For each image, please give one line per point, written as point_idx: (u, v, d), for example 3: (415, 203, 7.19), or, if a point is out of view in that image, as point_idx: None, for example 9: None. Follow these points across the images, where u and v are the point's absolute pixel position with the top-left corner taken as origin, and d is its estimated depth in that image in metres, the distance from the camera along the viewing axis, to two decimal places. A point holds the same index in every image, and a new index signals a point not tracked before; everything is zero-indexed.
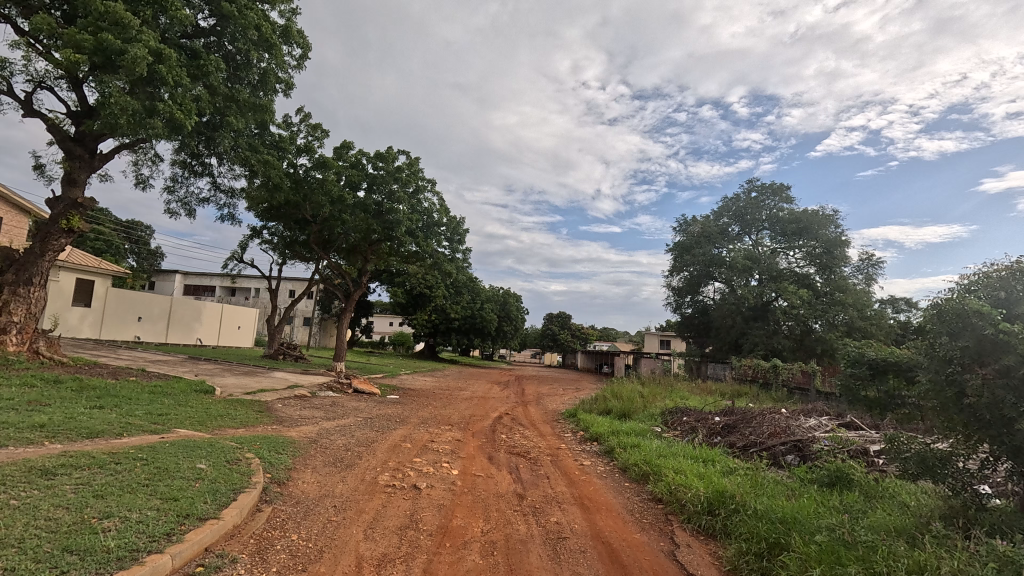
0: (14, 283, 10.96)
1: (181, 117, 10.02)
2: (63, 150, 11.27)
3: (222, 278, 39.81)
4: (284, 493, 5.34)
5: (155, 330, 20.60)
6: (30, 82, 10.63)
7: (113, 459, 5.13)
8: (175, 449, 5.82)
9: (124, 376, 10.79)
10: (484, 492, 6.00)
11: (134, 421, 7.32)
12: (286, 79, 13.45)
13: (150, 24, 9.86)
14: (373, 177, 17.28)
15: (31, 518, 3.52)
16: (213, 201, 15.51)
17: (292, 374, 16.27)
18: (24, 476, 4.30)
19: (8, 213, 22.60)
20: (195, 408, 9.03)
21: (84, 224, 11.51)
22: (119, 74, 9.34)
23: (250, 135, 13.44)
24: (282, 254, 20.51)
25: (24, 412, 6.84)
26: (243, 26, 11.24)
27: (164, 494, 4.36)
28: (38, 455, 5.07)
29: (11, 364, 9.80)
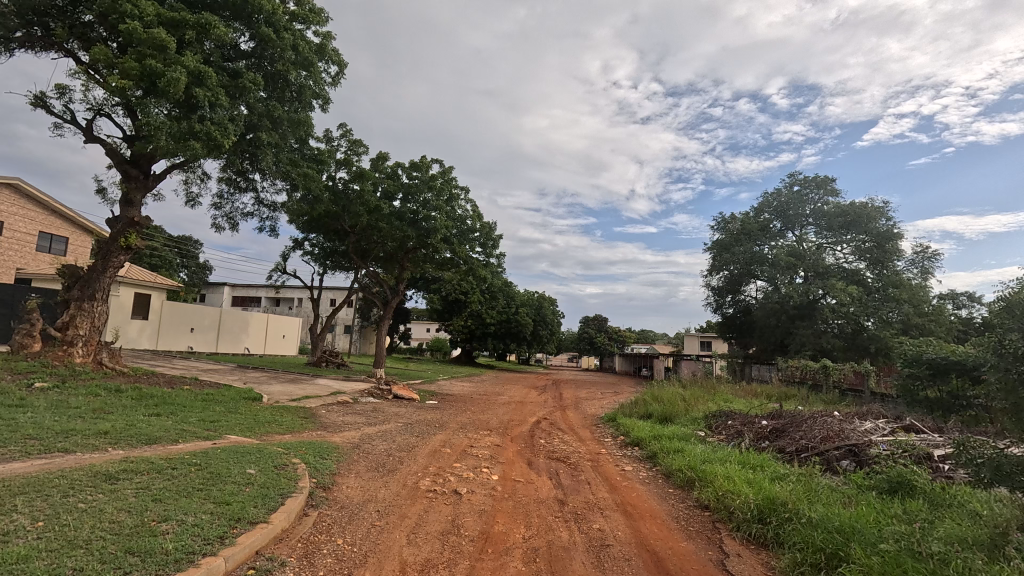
0: (80, 299, 11.69)
1: (219, 136, 10.47)
2: (120, 172, 11.96)
3: (267, 289, 41.46)
4: (329, 498, 5.46)
5: (205, 340, 21.56)
6: (90, 110, 11.36)
7: (170, 464, 5.38)
8: (227, 455, 6.06)
9: (178, 385, 11.30)
10: (524, 498, 5.97)
11: (190, 427, 7.68)
12: (323, 95, 13.91)
13: (191, 47, 10.35)
14: (408, 186, 17.62)
15: (97, 521, 3.72)
16: (257, 215, 16.15)
17: (335, 381, 16.70)
18: (90, 480, 4.56)
19: (73, 233, 24.23)
20: (244, 414, 9.40)
21: (140, 241, 12.17)
22: (162, 97, 9.82)
23: (290, 150, 13.97)
24: (322, 265, 21.12)
25: (90, 419, 7.30)
26: (281, 47, 11.69)
27: (217, 498, 4.52)
28: (104, 460, 5.38)
29: (78, 375, 10.43)
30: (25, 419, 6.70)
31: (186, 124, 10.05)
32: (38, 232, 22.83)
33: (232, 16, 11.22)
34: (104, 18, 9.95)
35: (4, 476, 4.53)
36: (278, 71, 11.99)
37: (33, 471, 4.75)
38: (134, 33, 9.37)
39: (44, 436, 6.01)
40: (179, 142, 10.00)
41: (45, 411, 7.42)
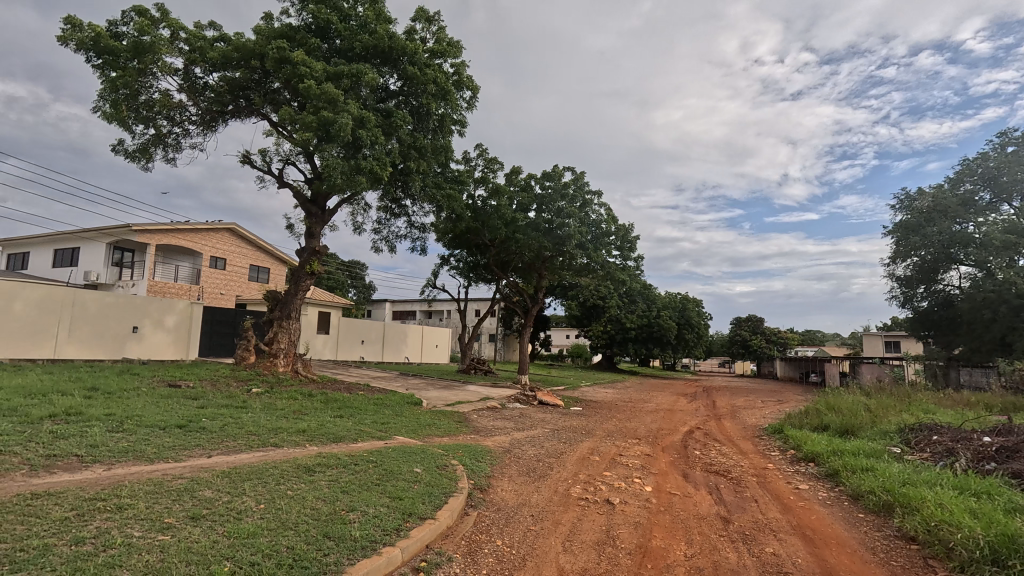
0: (279, 318, 14.01)
1: (379, 169, 11.81)
2: (304, 210, 14.14)
3: (421, 303, 45.52)
4: (486, 499, 5.73)
5: (373, 350, 24.34)
6: (281, 161, 13.64)
7: (353, 460, 6.12)
8: (397, 455, 6.72)
9: (355, 391, 12.87)
10: (682, 512, 5.61)
11: (365, 428, 8.70)
12: (461, 120, 14.92)
13: (352, 95, 11.88)
14: (542, 197, 18.00)
15: (302, 506, 4.37)
16: (410, 236, 17.84)
17: (483, 388, 17.62)
18: (295, 471, 5.38)
19: (273, 264, 29.27)
20: (408, 418, 10.36)
21: (321, 267, 14.22)
22: (333, 142, 11.39)
23: (435, 175, 15.21)
24: (467, 278, 22.54)
25: (292, 419, 8.68)
26: (423, 82, 12.82)
27: (392, 493, 5.01)
28: (304, 455, 6.33)
29: (281, 382, 12.49)
30: (247, 418, 8.21)
31: (351, 163, 11.53)
32: (249, 265, 28.03)
33: (382, 62, 12.62)
34: (288, 83, 11.89)
35: (235, 465, 5.57)
36: (422, 105, 13.18)
37: (254, 461, 5.77)
38: (310, 91, 11.04)
39: (260, 432, 7.30)
40: (347, 179, 11.51)
41: (260, 412, 8.99)
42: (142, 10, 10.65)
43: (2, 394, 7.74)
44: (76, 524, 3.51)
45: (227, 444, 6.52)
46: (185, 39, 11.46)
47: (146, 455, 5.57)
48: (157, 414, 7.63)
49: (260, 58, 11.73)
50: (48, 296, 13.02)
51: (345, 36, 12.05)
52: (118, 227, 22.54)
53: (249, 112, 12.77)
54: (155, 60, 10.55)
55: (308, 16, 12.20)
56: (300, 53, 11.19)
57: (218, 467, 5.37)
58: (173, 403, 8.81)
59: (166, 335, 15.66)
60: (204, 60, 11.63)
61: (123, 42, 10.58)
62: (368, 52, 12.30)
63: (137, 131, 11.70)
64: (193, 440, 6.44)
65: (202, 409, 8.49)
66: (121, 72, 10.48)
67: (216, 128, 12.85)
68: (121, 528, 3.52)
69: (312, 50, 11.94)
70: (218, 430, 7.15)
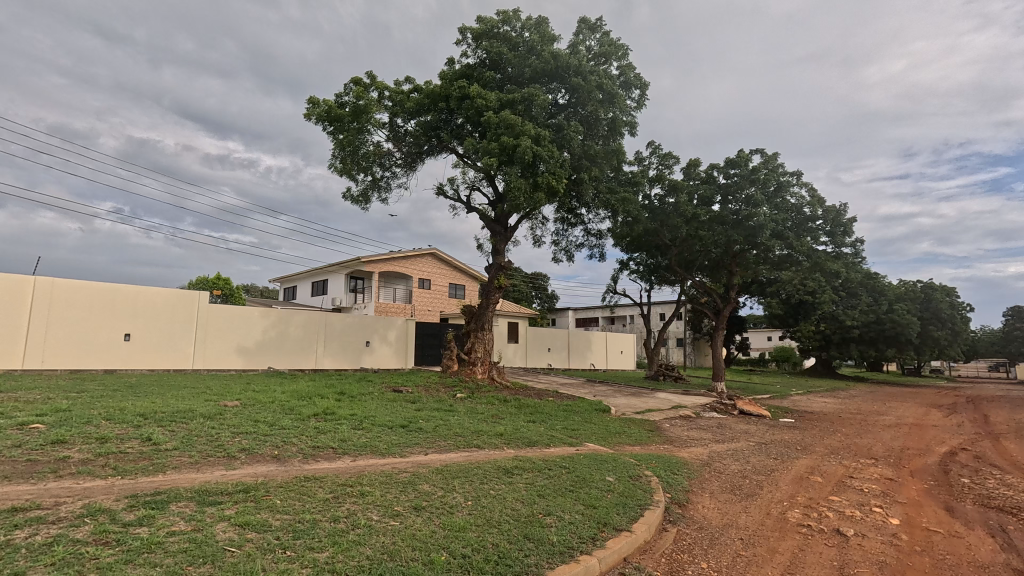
0: (475, 330, 15.40)
1: (555, 183, 12.25)
2: (489, 229, 15.36)
3: (603, 309, 45.52)
4: (686, 516, 5.36)
5: (560, 358, 25.07)
6: (468, 188, 15.08)
7: (547, 465, 6.33)
8: (589, 462, 6.74)
9: (545, 397, 13.37)
10: (948, 556, 4.46)
11: (557, 434, 8.95)
12: (631, 121, 14.62)
13: (526, 116, 12.54)
14: (727, 187, 16.50)
15: (503, 506, 4.66)
16: (587, 244, 18.02)
17: (674, 395, 16.69)
18: (496, 472, 5.78)
19: (467, 281, 32.48)
20: (598, 425, 10.35)
21: (507, 281, 15.27)
22: (514, 163, 12.15)
23: (608, 180, 15.17)
24: (649, 281, 21.76)
25: (491, 423, 9.41)
26: (590, 91, 12.92)
27: (586, 501, 5.03)
28: (503, 457, 6.78)
29: (480, 388, 13.66)
30: (455, 421, 9.17)
31: (529, 181, 12.19)
32: (448, 283, 31.58)
33: (550, 80, 13.08)
34: (469, 117, 13.11)
35: (446, 463, 6.23)
36: (591, 113, 13.27)
37: (462, 461, 6.38)
38: (490, 120, 11.97)
39: (466, 434, 8.07)
40: (526, 196, 12.20)
41: (465, 415, 9.96)
42: (357, 80, 12.88)
43: (284, 397, 10.02)
44: (333, 504, 4.31)
45: (440, 443, 7.35)
46: (389, 96, 13.49)
47: (380, 450, 6.61)
48: (386, 415, 9.02)
49: (446, 98, 13.28)
50: (310, 320, 16.47)
51: (515, 63, 12.82)
52: (351, 260, 27.54)
53: (440, 148, 14.42)
54: (368, 119, 12.65)
55: (482, 53, 13.31)
56: (478, 88, 12.27)
57: (433, 464, 6.08)
58: (397, 406, 10.32)
59: (388, 348, 18.50)
60: (404, 111, 13.52)
61: (346, 109, 12.92)
62: (538, 73, 12.88)
63: (359, 179, 14.13)
64: (413, 439, 7.43)
65: (419, 412, 9.76)
66: (346, 133, 12.80)
67: (415, 166, 14.79)
68: (364, 511, 4.21)
69: (487, 83, 12.99)
70: (432, 431, 8.13)
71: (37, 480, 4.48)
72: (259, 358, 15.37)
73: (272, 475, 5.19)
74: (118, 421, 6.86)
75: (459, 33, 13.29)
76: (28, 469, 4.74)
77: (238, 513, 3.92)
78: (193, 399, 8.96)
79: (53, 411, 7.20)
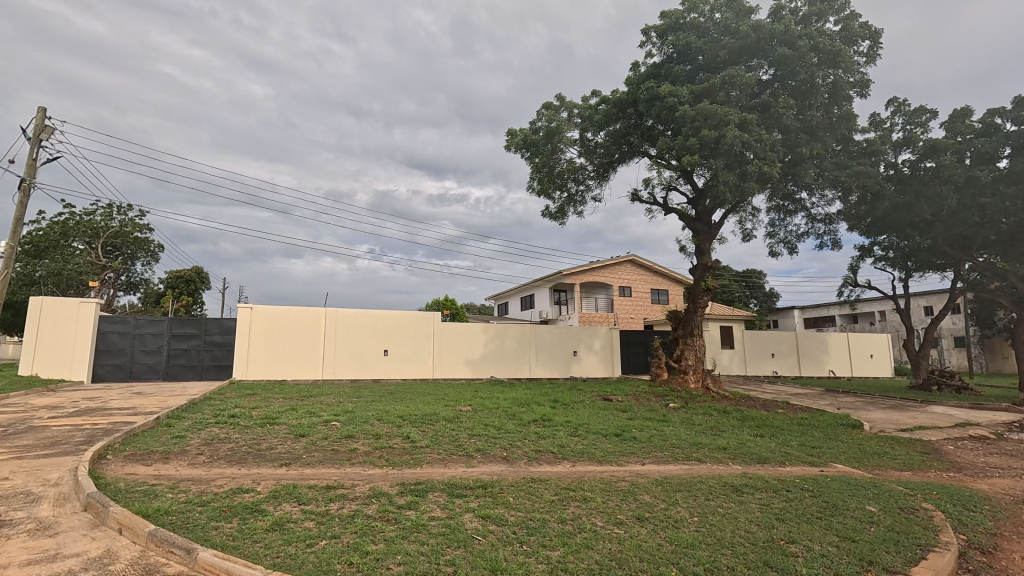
0: (684, 336, 14.60)
1: (768, 168, 11.05)
2: (691, 229, 14.52)
3: (841, 306, 38.55)
4: (995, 567, 4.15)
5: (788, 364, 22.01)
6: (664, 189, 14.53)
7: (784, 486, 5.62)
8: (839, 486, 5.76)
9: (773, 409, 11.86)
10: None
11: (793, 451, 7.87)
12: (861, 79, 12.30)
13: (726, 103, 11.59)
14: (1019, 134, 12.58)
15: (736, 527, 4.29)
16: (813, 232, 15.62)
17: (959, 410, 13.10)
18: (723, 489, 5.36)
19: (670, 285, 31.17)
20: (847, 443, 8.76)
21: (716, 281, 14.17)
22: (717, 156, 11.28)
23: (834, 154, 13.03)
24: (901, 267, 17.15)
25: (711, 435, 8.79)
26: (802, 58, 11.31)
27: (840, 532, 4.30)
28: (730, 473, 6.26)
29: (695, 398, 12.84)
30: (672, 432, 8.82)
31: (736, 172, 11.24)
32: (650, 289, 30.76)
33: (751, 57, 11.85)
34: (661, 116, 12.68)
35: (666, 475, 6.03)
36: (805, 82, 11.61)
37: (683, 474, 6.09)
38: (686, 115, 11.37)
39: (684, 446, 7.68)
40: (734, 189, 11.26)
41: (681, 426, 9.50)
42: (548, 104, 13.63)
43: (506, 404, 11.01)
44: (559, 506, 4.57)
45: (657, 454, 7.15)
46: (578, 113, 13.92)
47: (597, 457, 6.75)
48: (599, 423, 9.17)
49: (634, 103, 13.17)
50: (522, 332, 17.81)
51: (707, 49, 11.98)
52: (554, 274, 28.96)
53: (631, 154, 14.25)
54: (561, 139, 13.26)
55: (669, 48, 12.80)
56: (668, 85, 11.81)
57: (652, 475, 5.95)
58: (609, 414, 10.40)
59: (595, 357, 18.83)
60: (593, 124, 13.78)
61: (540, 133, 13.75)
62: (735, 53, 11.79)
63: (556, 197, 14.84)
64: (629, 448, 7.40)
65: (631, 421, 9.67)
66: (542, 156, 13.60)
67: (608, 176, 14.88)
68: (588, 517, 4.35)
69: (678, 78, 12.43)
70: (647, 441, 7.96)
71: (339, 466, 5.82)
72: (483, 368, 17.21)
73: (503, 474, 5.75)
74: (386, 421, 8.46)
75: (643, 34, 13.04)
76: (333, 456, 6.19)
77: (480, 507, 4.45)
78: (436, 404, 10.51)
79: (344, 412, 9.25)
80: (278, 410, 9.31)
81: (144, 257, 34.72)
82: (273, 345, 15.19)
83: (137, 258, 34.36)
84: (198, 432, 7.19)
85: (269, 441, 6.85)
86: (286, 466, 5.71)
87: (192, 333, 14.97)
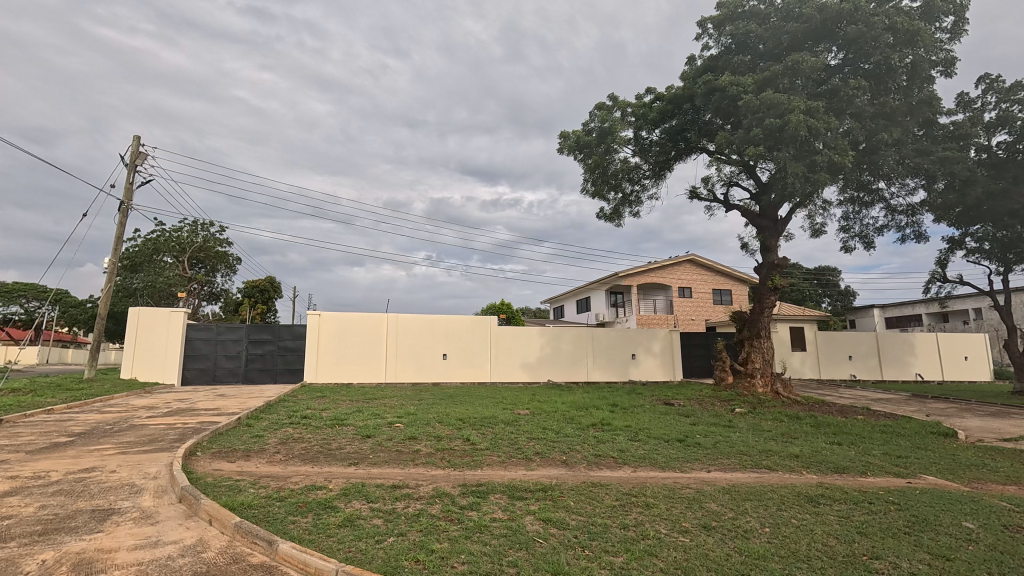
0: (750, 338, 13.94)
1: (841, 157, 10.36)
2: (755, 226, 13.89)
3: (929, 304, 35.41)
4: None
5: (868, 367, 20.48)
6: (724, 184, 13.99)
7: (867, 498, 5.24)
8: (931, 499, 5.30)
9: (852, 415, 11.07)
10: None
11: (875, 460, 7.31)
12: (946, 57, 11.33)
13: (791, 91, 11.01)
14: None
15: (812, 540, 4.05)
16: (893, 225, 14.50)
17: None
18: (797, 499, 5.07)
19: (733, 284, 29.91)
20: (939, 453, 8.02)
21: (783, 280, 13.46)
22: (783, 146, 10.71)
23: (916, 140, 12.06)
24: (1003, 260, 15.28)
25: (782, 442, 8.33)
26: (875, 39, 10.58)
27: (933, 549, 3.97)
28: (805, 483, 5.91)
29: (764, 403, 12.22)
30: (739, 438, 8.45)
31: (804, 163, 10.61)
32: (712, 289, 29.64)
33: (817, 41, 11.21)
34: (720, 109, 12.22)
35: (734, 483, 5.78)
36: (880, 64, 10.82)
37: (752, 482, 5.80)
38: (748, 106, 10.88)
39: (752, 453, 7.34)
40: (802, 180, 10.63)
41: (749, 432, 9.07)
42: (601, 104, 13.49)
43: (564, 407, 10.96)
44: (621, 512, 4.50)
45: (723, 461, 6.88)
46: (632, 111, 13.67)
47: (658, 463, 6.59)
48: (661, 428, 8.93)
49: (691, 98, 12.81)
50: (578, 335, 17.69)
51: (769, 36, 11.45)
52: (610, 276, 28.54)
53: (689, 151, 13.83)
54: (615, 139, 13.09)
55: (726, 39, 12.35)
56: (728, 76, 11.37)
57: (719, 483, 5.73)
58: (670, 419, 10.09)
59: (654, 360, 18.36)
60: (648, 122, 13.48)
61: (594, 134, 13.62)
62: (800, 38, 11.18)
63: (611, 198, 14.64)
64: (692, 454, 7.15)
65: (695, 426, 9.34)
66: (596, 157, 13.46)
67: (664, 175, 14.51)
68: (651, 523, 4.26)
69: (737, 69, 11.95)
70: (712, 447, 7.67)
71: (403, 466, 6.02)
72: (539, 371, 17.24)
73: (563, 478, 5.74)
74: (446, 423, 8.66)
75: (699, 26, 12.66)
76: (398, 457, 6.42)
77: (541, 510, 4.47)
78: (494, 407, 10.63)
79: (406, 414, 9.56)
80: (345, 411, 9.76)
81: (223, 268, 37.52)
82: (339, 349, 15.94)
83: (217, 270, 37.20)
84: (274, 432, 7.68)
85: (338, 441, 7.21)
86: (353, 466, 5.98)
87: (267, 338, 15.98)
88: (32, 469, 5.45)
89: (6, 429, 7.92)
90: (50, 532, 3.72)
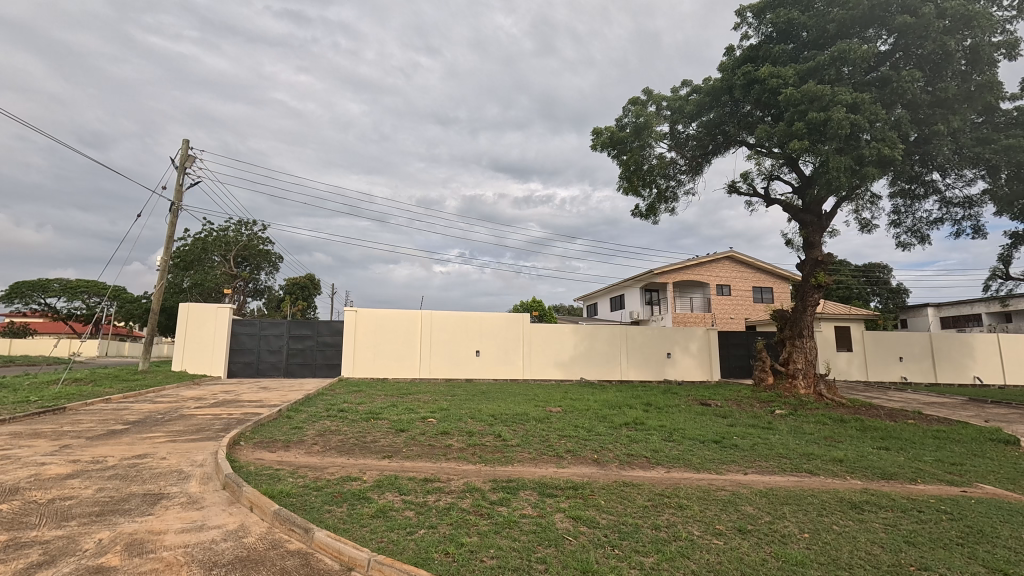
0: (792, 337, 13.43)
1: (888, 150, 9.87)
2: (798, 221, 13.42)
3: (987, 302, 33.32)
4: None
5: (921, 369, 19.43)
6: (765, 178, 13.51)
7: (916, 506, 4.97)
8: (989, 510, 4.97)
9: (902, 419, 10.51)
10: None
11: (927, 467, 6.91)
12: (1010, 36, 10.64)
13: (838, 81, 10.53)
14: None
15: (855, 548, 3.89)
16: (949, 219, 13.71)
17: None
18: (839, 506, 4.87)
19: (775, 282, 29.00)
20: (997, 461, 7.53)
21: (829, 278, 12.90)
22: (827, 140, 10.28)
23: (973, 127, 11.40)
24: None
25: (824, 446, 8.01)
26: (931, 25, 9.95)
27: (989, 562, 3.74)
28: (847, 488, 5.68)
29: (806, 405, 11.78)
30: (777, 440, 8.18)
31: (849, 158, 10.17)
32: (752, 287, 28.80)
33: (865, 27, 10.66)
34: (760, 102, 11.81)
35: (771, 486, 5.60)
36: (935, 51, 10.25)
37: (791, 487, 5.59)
38: (789, 99, 10.47)
39: (792, 456, 7.11)
40: (848, 177, 10.16)
41: (788, 435, 8.79)
42: (635, 100, 13.28)
43: (597, 405, 10.89)
44: (653, 512, 4.43)
45: (761, 464, 6.68)
46: (667, 105, 13.39)
47: (693, 464, 6.45)
48: (696, 428, 8.75)
49: (730, 90, 12.43)
50: (612, 333, 17.46)
51: (813, 25, 10.97)
52: (645, 273, 28.04)
53: (727, 144, 13.42)
54: (650, 134, 12.87)
55: (767, 28, 11.96)
56: (768, 68, 10.97)
57: (756, 486, 5.57)
58: (707, 420, 9.88)
59: (691, 359, 17.98)
60: (684, 115, 13.18)
61: (628, 130, 13.41)
62: (846, 25, 10.65)
63: (646, 195, 14.40)
64: (729, 455, 6.98)
65: (733, 428, 9.09)
66: (631, 153, 13.25)
67: (701, 169, 14.16)
68: (684, 525, 4.18)
69: (777, 59, 11.53)
70: (750, 449, 7.44)
71: (436, 460, 6.11)
72: (573, 369, 17.16)
73: (594, 477, 5.70)
74: (478, 419, 8.72)
75: (737, 16, 12.27)
76: (430, 450, 6.53)
77: (571, 508, 4.45)
78: (527, 404, 10.64)
79: (439, 409, 9.71)
80: (381, 406, 9.95)
81: (267, 267, 39.12)
82: (376, 345, 16.36)
83: (261, 268, 38.90)
84: (313, 425, 7.91)
85: (373, 434, 7.38)
86: (388, 459, 6.11)
87: (306, 334, 16.45)
88: (92, 454, 5.80)
89: (69, 417, 8.48)
90: (105, 513, 3.95)
